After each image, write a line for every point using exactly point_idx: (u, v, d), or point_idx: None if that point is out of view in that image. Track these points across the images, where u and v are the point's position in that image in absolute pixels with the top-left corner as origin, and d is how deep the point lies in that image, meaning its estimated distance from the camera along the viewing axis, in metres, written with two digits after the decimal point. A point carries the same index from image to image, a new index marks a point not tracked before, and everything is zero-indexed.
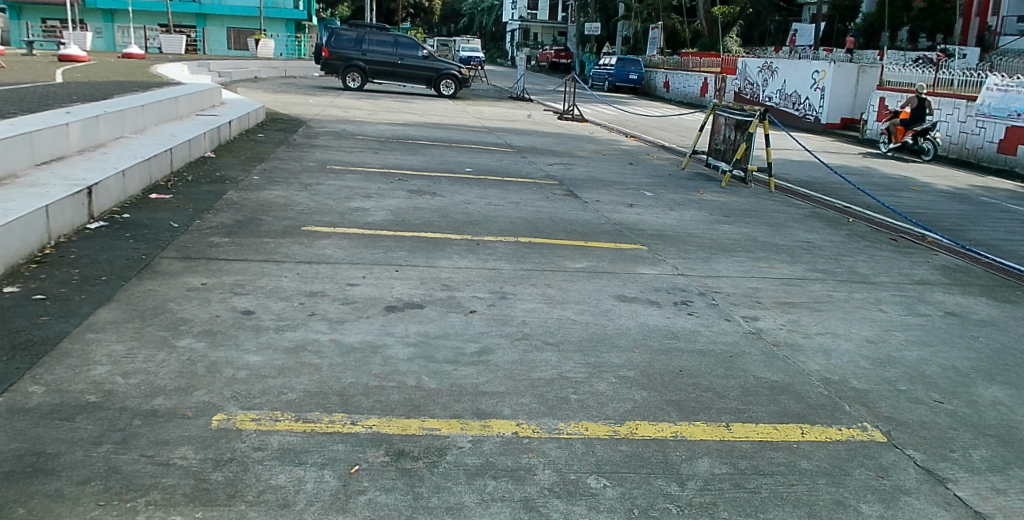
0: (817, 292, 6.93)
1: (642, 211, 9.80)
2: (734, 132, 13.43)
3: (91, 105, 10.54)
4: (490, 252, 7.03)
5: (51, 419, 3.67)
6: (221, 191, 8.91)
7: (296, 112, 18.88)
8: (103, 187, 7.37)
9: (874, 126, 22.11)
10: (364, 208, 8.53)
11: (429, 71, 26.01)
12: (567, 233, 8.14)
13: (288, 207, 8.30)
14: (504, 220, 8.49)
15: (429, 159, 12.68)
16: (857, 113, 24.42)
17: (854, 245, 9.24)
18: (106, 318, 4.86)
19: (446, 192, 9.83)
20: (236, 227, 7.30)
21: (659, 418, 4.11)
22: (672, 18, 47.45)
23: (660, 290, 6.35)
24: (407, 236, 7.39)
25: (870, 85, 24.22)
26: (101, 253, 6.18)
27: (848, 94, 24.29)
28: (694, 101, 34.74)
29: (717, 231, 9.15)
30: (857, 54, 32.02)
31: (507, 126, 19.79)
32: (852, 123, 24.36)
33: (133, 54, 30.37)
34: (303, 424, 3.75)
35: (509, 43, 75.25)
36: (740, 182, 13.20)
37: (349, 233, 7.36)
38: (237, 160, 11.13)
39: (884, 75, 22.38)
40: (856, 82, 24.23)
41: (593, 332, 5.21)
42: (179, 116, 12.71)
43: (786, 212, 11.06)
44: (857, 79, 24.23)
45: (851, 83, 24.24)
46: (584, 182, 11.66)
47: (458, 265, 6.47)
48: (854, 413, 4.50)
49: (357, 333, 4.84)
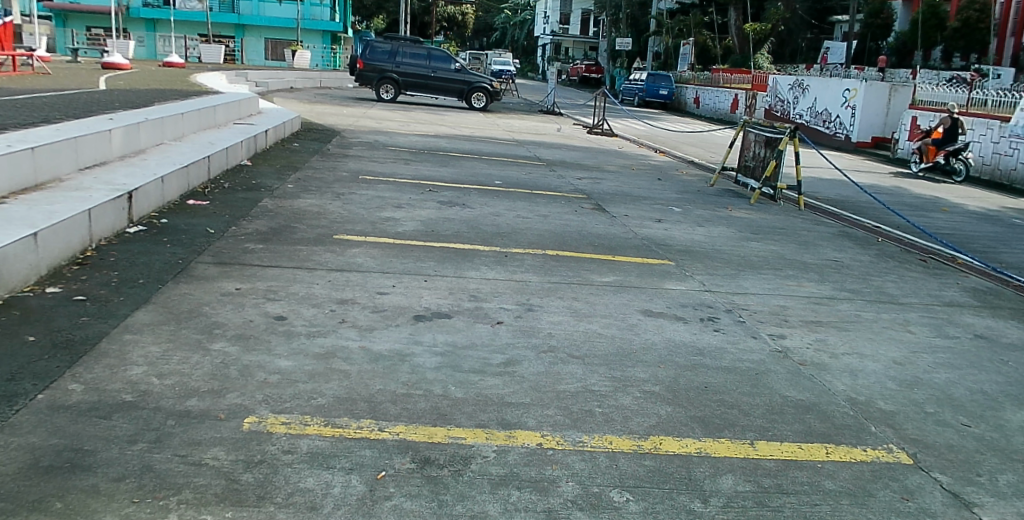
0: (845, 311, 6.91)
1: (670, 227, 9.81)
2: (764, 150, 13.41)
3: (133, 112, 10.78)
4: (518, 263, 7.09)
5: (89, 416, 3.77)
6: (256, 199, 9.05)
7: (330, 122, 19.13)
8: (142, 193, 7.53)
9: (906, 146, 22.00)
10: (395, 218, 8.62)
11: (461, 83, 26.20)
12: (595, 246, 8.18)
13: (321, 216, 8.42)
14: (532, 232, 8.56)
15: (460, 171, 12.80)
16: (887, 132, 24.26)
17: (883, 264, 9.20)
18: (143, 320, 4.98)
19: (475, 203, 9.92)
20: (270, 234, 7.42)
21: (683, 434, 4.13)
22: (703, 34, 47.49)
23: (688, 306, 6.37)
24: (437, 247, 7.47)
25: (902, 104, 24.06)
26: (140, 257, 6.31)
27: (880, 113, 24.14)
28: (725, 117, 34.69)
29: (746, 248, 9.14)
30: (890, 72, 31.85)
31: (537, 139, 19.89)
32: (884, 143, 24.20)
33: (173, 63, 30.99)
34: (331, 428, 3.81)
35: (540, 57, 75.70)
36: (769, 200, 13.14)
37: (379, 242, 7.46)
38: (272, 168, 11.31)
39: (917, 94, 22.25)
40: (887, 101, 24.09)
41: (618, 346, 5.23)
42: (217, 124, 12.94)
43: (815, 230, 11.03)
44: (888, 99, 24.10)
45: (882, 103, 24.10)
46: (613, 196, 11.71)
47: (486, 276, 6.53)
48: (879, 434, 4.49)
49: (386, 341, 4.91)
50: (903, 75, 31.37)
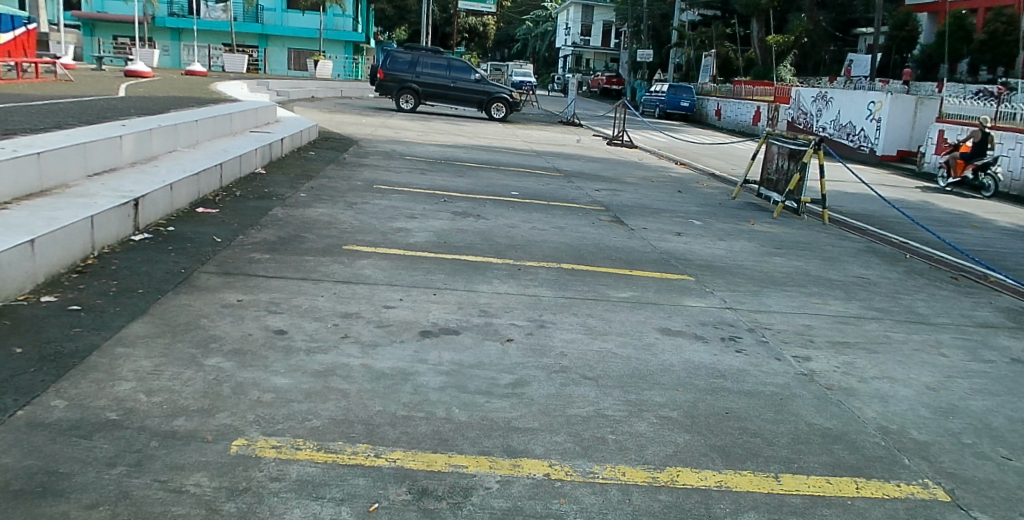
0: (874, 332, 6.61)
1: (691, 241, 9.53)
2: (788, 162, 13.10)
3: (148, 119, 10.70)
4: (531, 277, 6.84)
5: (69, 436, 3.55)
6: (266, 207, 8.87)
7: (347, 132, 19.01)
8: (149, 200, 7.36)
9: (932, 160, 21.70)
10: (407, 229, 8.41)
11: (481, 94, 26.16)
12: (612, 260, 7.91)
13: (332, 226, 8.21)
14: (546, 245, 8.30)
15: (477, 181, 12.58)
16: (913, 145, 23.90)
17: (913, 282, 8.88)
18: (138, 331, 4.78)
19: (490, 214, 9.70)
20: (278, 244, 7.23)
21: (702, 464, 3.85)
22: (726, 46, 47.39)
23: (708, 324, 6.10)
24: (449, 258, 7.25)
25: (928, 118, 23.67)
26: (141, 266, 6.12)
27: (905, 126, 23.81)
28: (747, 130, 34.35)
29: (769, 264, 8.84)
30: (917, 86, 31.60)
31: (557, 150, 19.67)
32: (909, 156, 23.83)
33: (193, 72, 31.06)
34: (324, 454, 3.57)
35: (562, 69, 75.58)
36: (793, 213, 12.83)
37: (389, 253, 7.24)
38: (286, 177, 11.14)
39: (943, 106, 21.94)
40: (913, 113, 23.72)
41: (634, 368, 4.95)
42: (233, 132, 12.82)
43: (841, 246, 10.69)
44: (914, 112, 23.74)
45: (908, 115, 23.74)
46: (632, 208, 11.45)
47: (498, 291, 6.29)
48: (913, 467, 4.21)
49: (389, 358, 4.66)
50: (929, 89, 31.06)
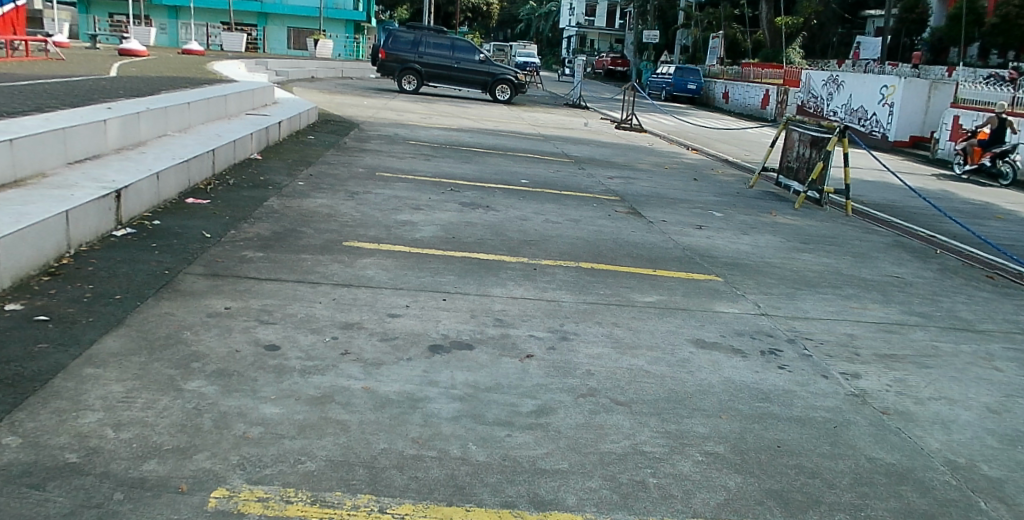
0: (921, 342, 6.05)
1: (712, 235, 8.97)
2: (809, 150, 12.51)
3: (136, 101, 10.12)
4: (548, 279, 6.27)
5: (18, 486, 3.03)
6: (261, 197, 8.31)
7: (348, 114, 18.40)
8: (132, 191, 6.80)
9: (947, 146, 21.11)
10: (412, 222, 7.85)
11: (484, 75, 25.48)
12: (632, 257, 7.36)
13: (332, 218, 7.64)
14: (562, 240, 7.74)
15: (484, 168, 12.00)
16: (926, 131, 23.28)
17: (950, 282, 8.33)
18: (111, 347, 4.24)
19: (500, 205, 9.13)
20: (272, 240, 6.67)
21: (758, 516, 3.32)
22: (733, 28, 46.81)
23: (744, 335, 5.56)
24: (459, 257, 6.69)
25: (942, 103, 23.04)
26: (121, 267, 5.58)
27: (919, 111, 23.20)
28: (755, 113, 33.69)
29: (798, 261, 8.28)
30: (924, 70, 31.28)
31: (563, 134, 19.07)
32: (922, 142, 23.21)
33: (191, 51, 30.40)
34: (319, 509, 3.04)
35: (565, 49, 74.67)
36: (814, 204, 12.26)
37: (393, 250, 6.69)
38: (283, 163, 10.56)
39: (960, 91, 21.35)
40: (926, 98, 23.10)
41: (669, 389, 4.41)
42: (228, 115, 12.24)
43: (869, 240, 10.14)
44: (928, 97, 23.10)
45: (922, 100, 23.11)
46: (648, 198, 10.89)
47: (513, 295, 5.73)
48: (993, 513, 3.68)
49: (395, 380, 4.11)
50: (938, 72, 30.69)
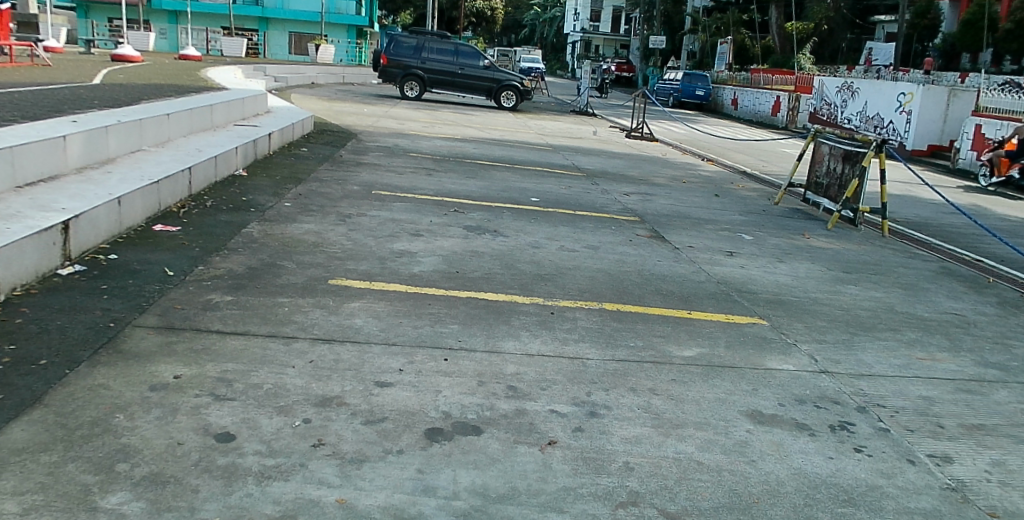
0: (1011, 405, 5.10)
1: (746, 263, 8.05)
2: (841, 165, 11.55)
3: (109, 111, 9.18)
4: (568, 327, 5.33)
5: None
6: (241, 222, 7.38)
7: (347, 123, 17.51)
8: (85, 220, 5.87)
9: (968, 156, 20.21)
10: (410, 252, 6.91)
11: (490, 82, 24.55)
12: (662, 295, 6.43)
13: (318, 248, 6.71)
14: (579, 272, 6.82)
15: (490, 184, 11.08)
16: (946, 140, 22.35)
17: (1016, 320, 7.38)
18: (17, 443, 3.36)
19: (509, 229, 8.20)
20: (246, 278, 5.75)
21: None
22: (742, 33, 46.02)
23: (806, 402, 4.63)
24: (463, 298, 5.75)
25: (962, 111, 22.08)
26: (59, 318, 4.66)
27: (938, 119, 22.24)
28: (766, 121, 32.75)
29: (844, 296, 7.35)
30: (936, 76, 30.58)
31: (572, 144, 18.15)
32: (941, 151, 22.30)
33: (187, 55, 29.52)
34: None
35: (570, 54, 73.58)
36: (848, 223, 11.30)
37: (387, 291, 5.75)
38: (271, 180, 9.64)
39: (983, 100, 20.45)
40: (945, 106, 22.15)
41: (728, 495, 3.50)
42: (213, 126, 11.31)
43: (913, 267, 9.20)
44: (948, 104, 22.15)
45: (941, 107, 22.15)
46: (669, 219, 9.96)
47: (529, 352, 4.79)
48: None
49: (381, 491, 3.20)
50: (950, 80, 30.04)
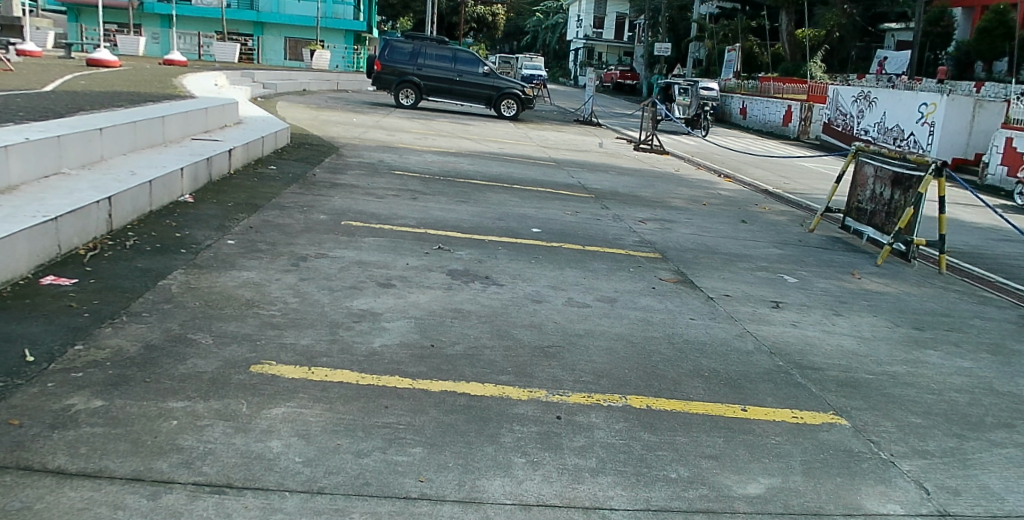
0: None
1: (797, 319, 6.47)
2: (889, 191, 9.98)
3: (26, 126, 7.63)
4: (582, 444, 3.77)
5: None
6: (163, 269, 5.83)
7: (331, 134, 15.99)
8: None
9: (997, 171, 18.52)
10: (375, 314, 5.33)
11: (489, 89, 23.07)
12: (702, 376, 4.86)
13: (253, 310, 5.15)
14: (592, 342, 5.25)
15: (483, 210, 9.50)
16: (970, 154, 20.66)
17: None
18: None
19: (503, 275, 6.63)
20: (138, 360, 4.21)
21: None
22: (750, 40, 44.36)
23: None
24: (438, 391, 4.19)
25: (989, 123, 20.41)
26: None
27: (962, 131, 20.55)
28: (776, 131, 31.06)
29: (927, 367, 5.76)
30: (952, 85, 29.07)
31: (578, 158, 16.60)
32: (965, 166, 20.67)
33: (173, 61, 27.99)
34: None
35: (573, 60, 71.94)
36: (900, 259, 9.74)
37: (331, 381, 4.18)
38: (221, 208, 8.09)
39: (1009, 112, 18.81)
40: (970, 118, 20.48)
41: None
42: (166, 141, 9.75)
43: (991, 317, 7.62)
44: (973, 115, 20.47)
45: (966, 119, 20.47)
46: (696, 254, 8.40)
47: (526, 500, 3.29)
48: None
49: None
50: (966, 88, 28.63)
